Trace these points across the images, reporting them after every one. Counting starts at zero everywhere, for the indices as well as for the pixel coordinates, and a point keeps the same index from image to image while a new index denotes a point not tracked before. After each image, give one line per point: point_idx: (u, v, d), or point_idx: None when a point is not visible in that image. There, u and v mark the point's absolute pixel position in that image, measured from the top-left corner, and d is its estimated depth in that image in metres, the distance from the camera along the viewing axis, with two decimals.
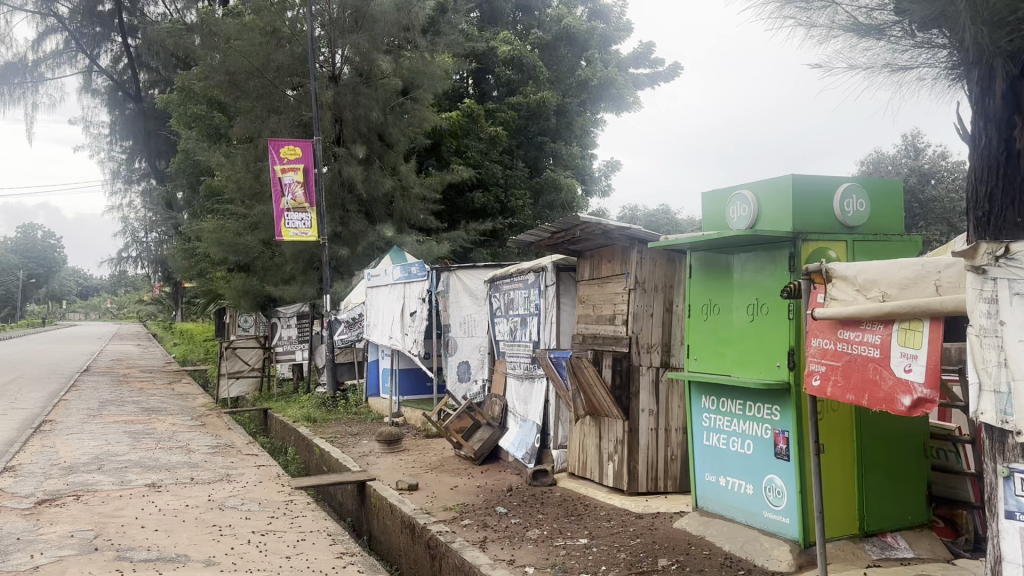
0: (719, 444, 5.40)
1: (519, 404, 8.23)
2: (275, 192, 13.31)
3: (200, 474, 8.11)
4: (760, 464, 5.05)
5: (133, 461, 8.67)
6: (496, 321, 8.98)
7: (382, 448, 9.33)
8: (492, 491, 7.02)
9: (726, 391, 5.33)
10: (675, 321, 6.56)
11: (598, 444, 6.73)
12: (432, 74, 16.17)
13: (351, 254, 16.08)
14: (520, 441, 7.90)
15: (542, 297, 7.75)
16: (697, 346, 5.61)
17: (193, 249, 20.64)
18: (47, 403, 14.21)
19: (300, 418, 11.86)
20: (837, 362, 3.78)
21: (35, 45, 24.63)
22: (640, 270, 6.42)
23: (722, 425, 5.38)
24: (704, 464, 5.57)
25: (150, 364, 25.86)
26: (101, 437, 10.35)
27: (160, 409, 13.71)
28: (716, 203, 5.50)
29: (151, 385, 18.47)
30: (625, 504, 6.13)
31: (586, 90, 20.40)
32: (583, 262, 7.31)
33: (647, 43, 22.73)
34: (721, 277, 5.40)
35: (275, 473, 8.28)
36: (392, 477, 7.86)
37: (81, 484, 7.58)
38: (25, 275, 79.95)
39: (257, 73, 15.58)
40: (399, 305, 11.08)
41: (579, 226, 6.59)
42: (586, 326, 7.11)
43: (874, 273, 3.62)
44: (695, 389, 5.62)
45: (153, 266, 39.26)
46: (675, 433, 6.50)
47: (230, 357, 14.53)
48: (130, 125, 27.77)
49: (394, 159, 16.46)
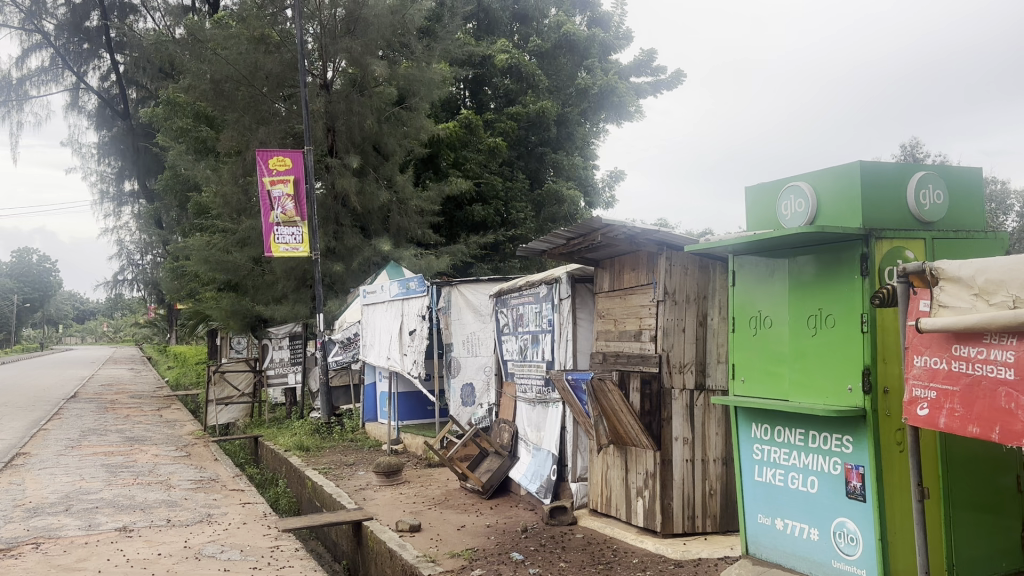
0: (774, 481, 4.62)
1: (531, 430, 7.42)
2: (264, 206, 12.52)
3: (178, 515, 7.27)
4: (827, 505, 4.26)
5: (106, 500, 7.81)
6: (505, 338, 8.20)
7: (381, 480, 8.52)
8: (504, 533, 6.21)
9: (782, 419, 4.54)
10: (711, 337, 5.76)
11: (625, 477, 5.92)
12: (429, 81, 15.54)
13: (346, 271, 15.28)
14: (534, 472, 7.07)
15: (556, 312, 6.95)
16: (743, 365, 4.82)
17: (182, 269, 19.88)
18: (24, 433, 13.33)
19: (292, 447, 11.04)
20: (952, 386, 3.06)
21: (20, 62, 23.93)
22: (669, 280, 5.66)
23: (777, 458, 4.59)
24: (755, 503, 4.78)
25: (139, 389, 24.93)
26: (75, 472, 9.50)
27: (144, 439, 12.86)
28: (763, 199, 4.76)
29: (138, 412, 17.61)
30: (660, 548, 5.32)
31: (586, 99, 19.54)
32: (602, 272, 6.54)
33: (647, 51, 22.09)
34: (773, 284, 4.63)
35: (262, 513, 7.45)
36: (392, 516, 7.03)
37: (43, 528, 6.71)
38: (20, 297, 79.06)
39: (245, 81, 14.86)
40: (397, 323, 10.33)
41: (599, 230, 5.77)
42: (607, 343, 6.33)
43: (999, 273, 2.89)
44: (742, 417, 4.84)
45: (147, 289, 38.44)
46: (713, 465, 5.69)
47: (220, 383, 13.71)
48: (119, 143, 27.03)
49: (390, 170, 15.87)
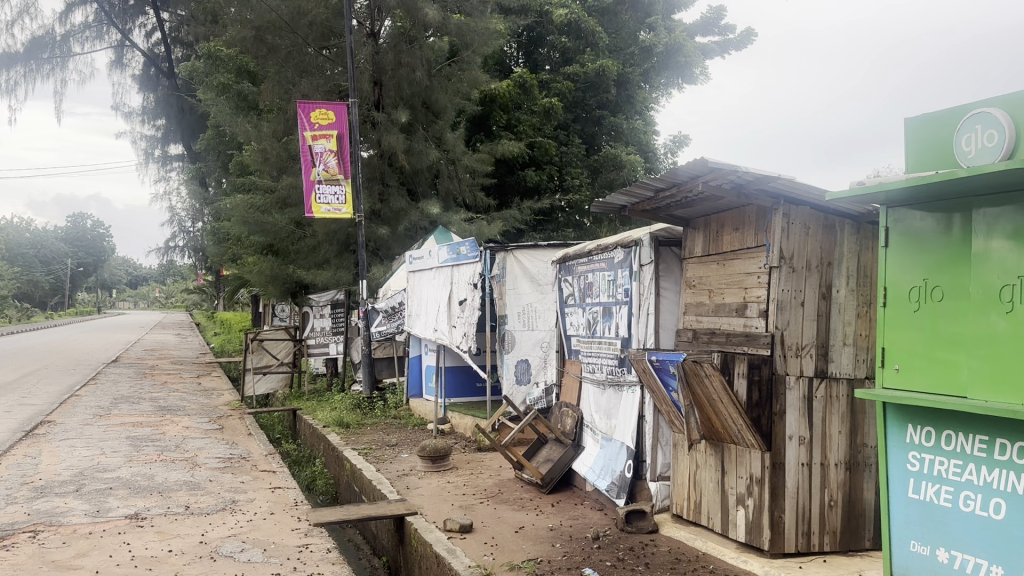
0: (938, 500, 3.54)
1: (599, 417, 6.43)
2: (305, 161, 11.63)
3: (199, 500, 6.47)
4: (1020, 539, 3.17)
5: (123, 479, 7.05)
6: (568, 311, 7.18)
7: (426, 466, 7.61)
8: (572, 540, 5.23)
9: (954, 421, 3.44)
10: (836, 313, 4.72)
11: (720, 481, 4.90)
12: (482, 33, 14.43)
13: (390, 235, 14.39)
14: (603, 466, 6.08)
15: (634, 281, 5.86)
16: (898, 349, 3.74)
17: (223, 231, 19.27)
18: (56, 399, 12.78)
19: (331, 423, 10.24)
20: None
21: (65, 17, 23.32)
22: (785, 242, 4.58)
23: (944, 471, 3.50)
24: (908, 526, 3.72)
25: (181, 355, 24.47)
26: (97, 445, 8.78)
27: (178, 409, 12.20)
28: (931, 134, 3.65)
29: (177, 379, 17.05)
30: (770, 572, 4.29)
31: (650, 59, 18.14)
32: (694, 234, 5.47)
33: (716, 7, 20.62)
34: (948, 244, 3.52)
35: (292, 501, 6.60)
36: (439, 511, 6.12)
37: (45, 513, 5.94)
38: (74, 262, 80.48)
39: (287, 29, 13.95)
40: (445, 292, 9.36)
41: (699, 178, 4.63)
42: (698, 318, 5.27)
43: None
44: (892, 419, 3.77)
45: (197, 256, 38.25)
46: (834, 470, 4.65)
47: (258, 351, 13.00)
48: (163, 103, 26.58)
49: (440, 128, 14.92)
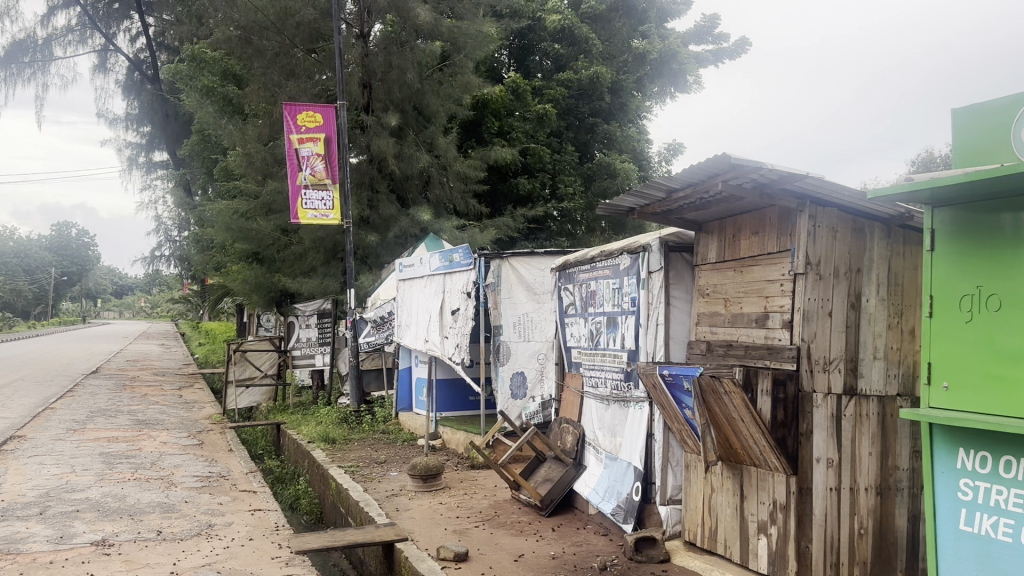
0: (996, 535, 3.16)
1: (603, 435, 6.02)
2: (291, 166, 11.21)
3: (173, 524, 6.02)
4: None
5: (92, 501, 6.59)
6: (568, 321, 6.79)
7: (417, 485, 7.17)
8: (576, 571, 4.82)
9: (1016, 446, 3.06)
10: (866, 324, 4.36)
11: (739, 506, 4.51)
12: (476, 37, 14.22)
13: (379, 242, 13.98)
14: (608, 488, 5.67)
15: (642, 289, 5.47)
16: (946, 365, 3.36)
17: (207, 237, 18.77)
18: (29, 412, 12.26)
19: (316, 438, 9.78)
20: None
21: (47, 19, 22.83)
22: (812, 247, 4.21)
23: (1003, 502, 3.12)
24: (958, 561, 3.33)
25: (165, 366, 23.89)
26: (67, 462, 8.29)
27: (157, 422, 11.71)
28: (981, 127, 3.29)
29: (158, 391, 16.52)
30: None
31: (643, 66, 17.86)
32: (708, 238, 5.09)
33: (710, 16, 20.38)
34: (1006, 246, 3.15)
35: (273, 525, 6.15)
36: (431, 537, 5.69)
37: (3, 539, 5.48)
38: (58, 271, 79.48)
39: (274, 29, 13.59)
40: (437, 301, 8.96)
41: (719, 177, 4.24)
42: (713, 329, 4.89)
43: None
44: (939, 443, 3.39)
45: (183, 265, 37.66)
46: (864, 495, 4.26)
47: (241, 363, 12.51)
48: (148, 109, 26.08)
49: (431, 134, 14.57)
